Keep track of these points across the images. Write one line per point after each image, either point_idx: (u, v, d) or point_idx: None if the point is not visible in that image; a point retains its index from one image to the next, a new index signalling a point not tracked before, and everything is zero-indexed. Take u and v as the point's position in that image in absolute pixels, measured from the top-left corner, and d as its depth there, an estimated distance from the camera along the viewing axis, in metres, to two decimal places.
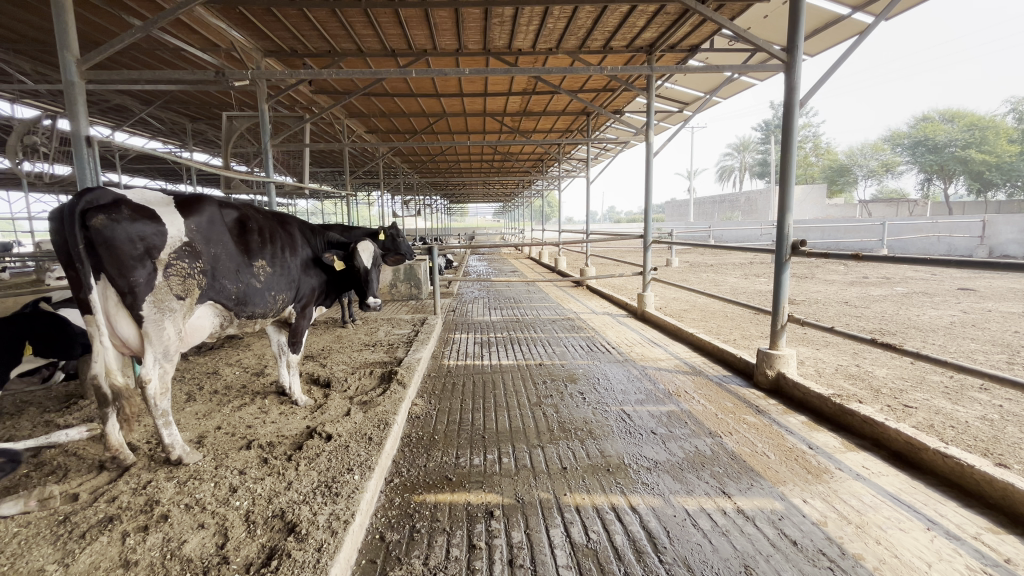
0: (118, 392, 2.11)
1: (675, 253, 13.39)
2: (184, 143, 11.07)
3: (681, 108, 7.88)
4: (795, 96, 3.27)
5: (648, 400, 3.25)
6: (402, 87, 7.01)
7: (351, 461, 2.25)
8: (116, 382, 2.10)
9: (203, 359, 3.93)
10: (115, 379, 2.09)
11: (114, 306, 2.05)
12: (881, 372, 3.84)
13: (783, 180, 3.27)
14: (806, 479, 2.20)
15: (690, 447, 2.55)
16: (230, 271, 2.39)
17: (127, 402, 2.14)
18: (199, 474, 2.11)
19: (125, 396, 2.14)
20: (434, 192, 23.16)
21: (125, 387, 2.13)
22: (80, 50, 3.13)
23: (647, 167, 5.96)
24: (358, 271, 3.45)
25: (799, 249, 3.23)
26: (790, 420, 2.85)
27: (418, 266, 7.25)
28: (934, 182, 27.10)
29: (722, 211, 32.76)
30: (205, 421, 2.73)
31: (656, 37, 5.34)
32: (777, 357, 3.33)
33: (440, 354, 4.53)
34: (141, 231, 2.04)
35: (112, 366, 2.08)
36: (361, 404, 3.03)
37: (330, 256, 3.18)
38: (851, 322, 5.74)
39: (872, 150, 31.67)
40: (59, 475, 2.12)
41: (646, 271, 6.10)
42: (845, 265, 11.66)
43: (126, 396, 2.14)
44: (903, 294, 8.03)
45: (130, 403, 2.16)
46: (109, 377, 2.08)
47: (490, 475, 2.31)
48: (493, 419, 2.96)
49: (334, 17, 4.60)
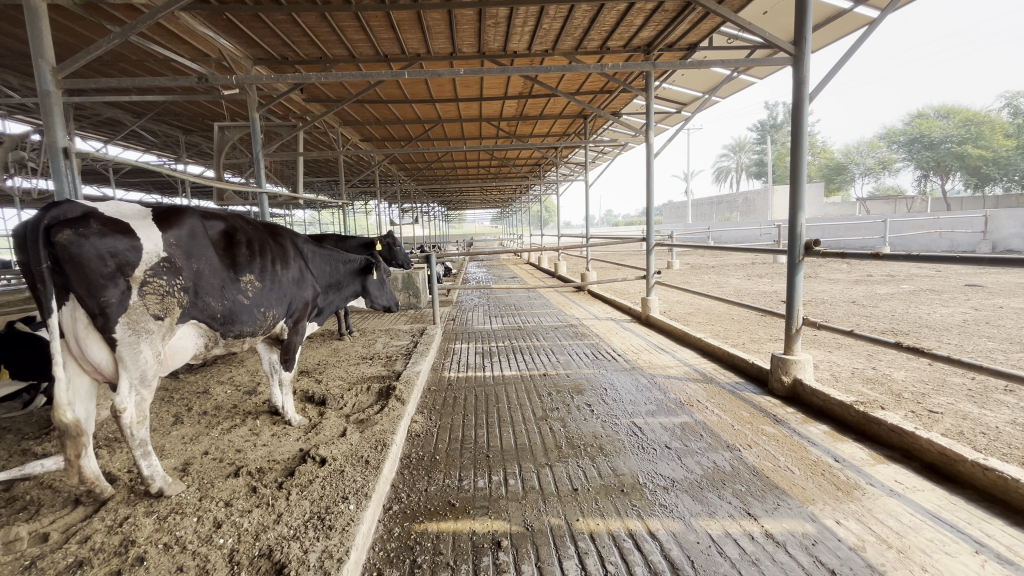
0: (65, 428, 1.87)
1: (676, 255, 13.26)
2: (178, 156, 10.96)
3: (680, 108, 7.80)
4: (804, 90, 3.13)
5: (659, 411, 3.10)
6: (395, 93, 6.91)
7: (346, 488, 2.09)
8: (65, 418, 1.87)
9: (194, 377, 3.78)
10: (65, 415, 1.87)
11: (84, 329, 1.89)
12: (900, 375, 3.69)
13: (793, 178, 3.16)
14: (837, 497, 2.04)
15: (708, 462, 2.40)
16: (215, 287, 2.24)
17: (72, 442, 1.90)
18: (182, 508, 1.95)
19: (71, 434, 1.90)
20: (431, 199, 23.14)
21: (72, 424, 1.89)
22: (55, 58, 3.01)
23: (648, 169, 5.83)
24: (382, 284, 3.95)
25: (812, 250, 3.08)
26: (811, 430, 2.70)
27: (417, 273, 7.02)
28: (932, 178, 27.12)
29: (720, 212, 32.73)
30: (192, 446, 2.58)
31: (654, 36, 5.24)
32: (792, 363, 3.18)
33: (440, 366, 4.37)
34: (113, 246, 1.89)
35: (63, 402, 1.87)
36: (357, 422, 2.87)
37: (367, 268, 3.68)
38: (862, 322, 5.59)
39: (868, 148, 31.69)
40: (30, 512, 1.96)
41: (650, 275, 5.95)
42: (848, 263, 11.54)
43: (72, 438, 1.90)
44: (911, 291, 7.89)
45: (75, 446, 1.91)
46: (57, 413, 1.85)
47: (497, 499, 2.15)
48: (498, 436, 2.80)
49: (324, 21, 4.48)
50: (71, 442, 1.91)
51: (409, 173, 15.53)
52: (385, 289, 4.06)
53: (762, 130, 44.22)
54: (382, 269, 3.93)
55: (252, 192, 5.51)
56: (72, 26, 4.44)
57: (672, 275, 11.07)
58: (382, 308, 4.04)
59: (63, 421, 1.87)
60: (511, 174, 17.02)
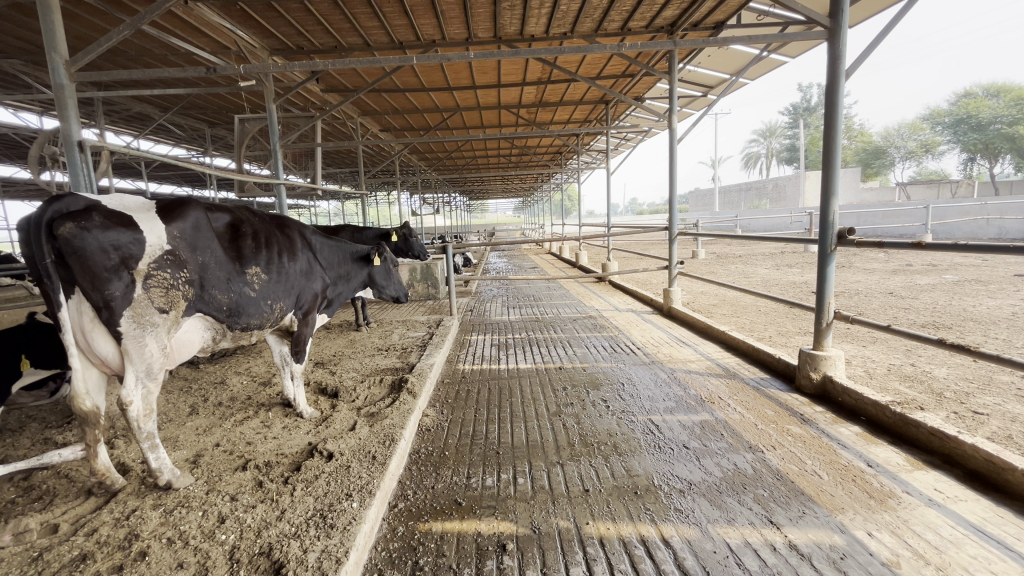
0: (85, 416, 1.93)
1: (702, 244, 12.91)
2: (204, 149, 11.18)
3: (705, 92, 7.49)
4: (841, 65, 2.89)
5: (678, 409, 2.97)
6: (412, 81, 6.83)
7: (350, 485, 2.05)
8: (84, 406, 1.93)
9: (214, 367, 3.83)
10: (83, 403, 1.92)
11: (90, 322, 1.88)
12: (941, 372, 3.45)
13: (826, 161, 2.95)
14: (869, 506, 1.89)
15: (729, 464, 2.27)
16: (220, 280, 2.22)
17: (91, 429, 1.96)
18: (188, 501, 1.95)
19: (91, 421, 1.96)
20: (453, 189, 23.18)
21: (91, 412, 1.94)
22: (68, 52, 3.05)
23: (672, 155, 5.60)
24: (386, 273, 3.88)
25: (846, 239, 2.88)
26: (842, 431, 2.54)
27: (435, 265, 7.00)
28: (978, 162, 25.63)
29: (749, 199, 31.75)
30: (205, 437, 2.59)
31: (678, 15, 5.00)
32: (822, 359, 3.00)
33: (455, 358, 4.32)
34: (115, 239, 1.87)
35: (81, 391, 1.92)
36: (368, 416, 2.84)
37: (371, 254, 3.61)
38: (900, 315, 5.29)
39: (909, 130, 30.10)
40: (44, 502, 1.99)
41: (672, 266, 5.75)
42: (886, 252, 11.00)
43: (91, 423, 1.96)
44: (953, 282, 7.46)
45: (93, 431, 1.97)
46: (76, 401, 1.91)
47: (504, 500, 2.08)
48: (509, 433, 2.72)
49: (337, 9, 4.42)
50: (89, 429, 1.96)
51: (429, 163, 15.50)
52: (392, 279, 4.01)
53: (794, 113, 42.48)
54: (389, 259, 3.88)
55: (271, 184, 5.54)
56: (95, 21, 4.51)
57: (697, 264, 10.76)
58: (389, 299, 4.00)
59: (83, 410, 1.93)
60: (532, 163, 16.84)
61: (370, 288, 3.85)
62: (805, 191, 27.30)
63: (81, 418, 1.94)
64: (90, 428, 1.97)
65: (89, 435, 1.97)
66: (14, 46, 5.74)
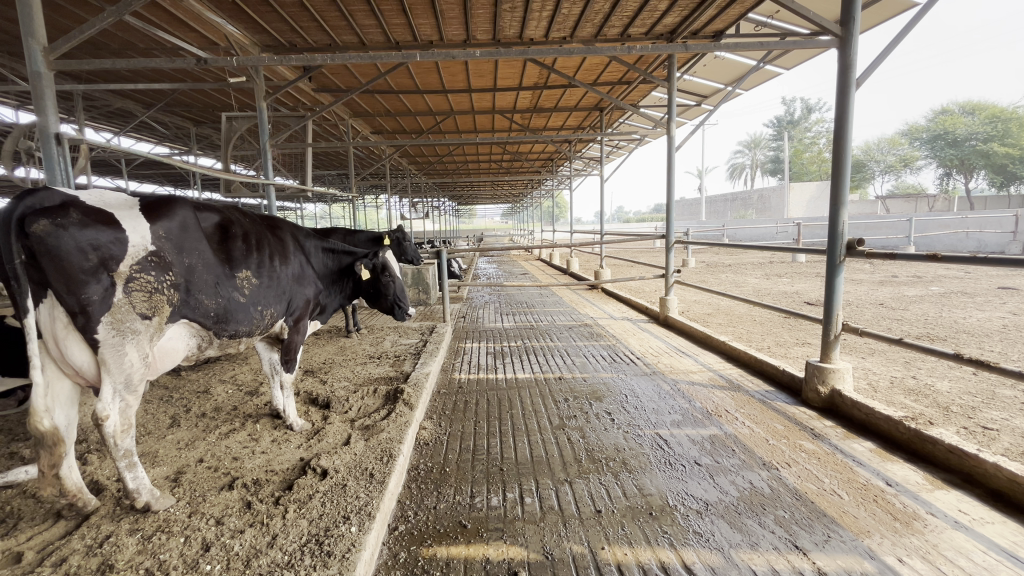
0: (41, 437, 1.70)
1: (692, 253, 12.97)
2: (188, 147, 10.89)
3: (700, 101, 7.53)
4: (851, 75, 2.88)
5: (685, 422, 2.88)
6: (407, 83, 6.73)
7: (348, 506, 1.91)
8: (41, 425, 1.70)
9: (196, 375, 3.64)
10: (39, 422, 1.70)
11: (63, 329, 1.71)
12: (944, 386, 3.41)
13: (836, 170, 2.93)
14: (895, 529, 1.82)
15: (744, 483, 2.18)
16: (208, 284, 2.07)
17: (47, 451, 1.72)
18: (169, 526, 1.79)
19: (47, 444, 1.72)
20: (442, 194, 23.07)
21: (50, 431, 1.71)
22: (47, 38, 2.87)
23: (670, 162, 5.57)
24: (381, 286, 3.58)
25: (855, 249, 2.84)
26: (855, 447, 2.47)
27: (427, 269, 6.87)
28: (954, 177, 26.36)
29: (735, 209, 32.21)
30: (187, 452, 2.42)
31: (678, 22, 4.98)
32: (830, 372, 2.94)
33: (450, 367, 4.18)
34: (94, 238, 1.71)
35: (39, 407, 1.70)
36: (362, 429, 2.70)
37: (358, 266, 3.28)
38: (894, 326, 5.30)
39: (888, 145, 30.88)
40: (8, 525, 1.81)
41: (668, 274, 5.69)
42: (871, 264, 11.17)
43: (51, 446, 1.73)
44: (940, 294, 7.56)
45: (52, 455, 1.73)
46: (33, 419, 1.69)
47: (512, 522, 1.96)
48: (511, 447, 2.60)
49: (333, 5, 4.27)
50: (46, 451, 1.72)
51: (420, 167, 15.33)
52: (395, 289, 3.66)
53: (778, 126, 43.34)
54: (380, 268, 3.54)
55: (259, 184, 5.35)
56: (77, 11, 4.31)
57: (688, 273, 10.80)
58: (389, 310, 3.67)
59: (39, 429, 1.70)
60: (523, 169, 16.83)
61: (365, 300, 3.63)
62: (790, 202, 27.74)
63: (36, 439, 1.70)
64: (46, 452, 1.73)
65: (47, 458, 1.73)
66: None
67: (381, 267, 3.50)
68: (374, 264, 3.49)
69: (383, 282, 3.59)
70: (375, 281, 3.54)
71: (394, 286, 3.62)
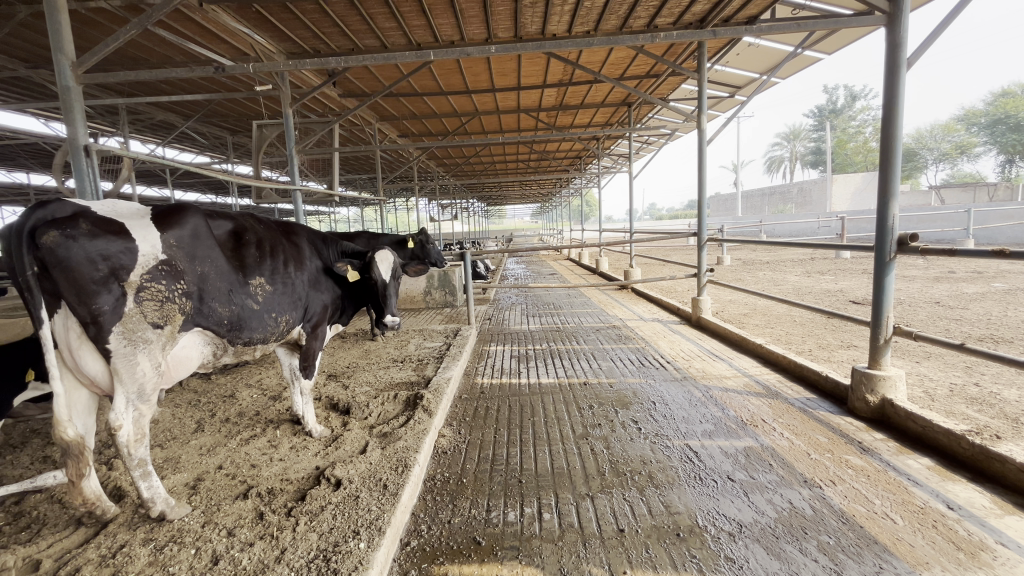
0: (65, 446, 1.77)
1: (727, 250, 12.51)
2: (226, 156, 11.29)
3: (733, 92, 7.22)
4: (901, 54, 2.64)
5: (717, 432, 2.70)
6: (430, 85, 6.72)
7: (358, 520, 1.85)
8: (65, 435, 1.77)
9: (225, 379, 3.70)
10: (63, 432, 1.76)
11: (77, 339, 1.73)
12: (1012, 395, 3.08)
13: (885, 159, 2.69)
14: (958, 561, 1.61)
15: (783, 502, 2.00)
16: (220, 292, 2.05)
17: (73, 461, 1.79)
18: (181, 536, 1.77)
19: (72, 452, 1.79)
20: (471, 195, 23.18)
21: (74, 441, 1.78)
22: (75, 53, 2.97)
23: (701, 156, 5.33)
24: (372, 289, 3.08)
25: (908, 245, 2.59)
26: (910, 463, 2.25)
27: (453, 272, 6.84)
28: (1018, 164, 24.46)
29: (773, 204, 31.01)
30: (208, 459, 2.43)
31: (708, 9, 4.74)
32: (881, 380, 2.69)
33: (473, 371, 4.11)
34: (104, 248, 1.72)
35: (62, 418, 1.76)
36: (380, 436, 2.65)
37: (337, 264, 2.84)
38: (952, 328, 4.88)
39: (942, 132, 28.97)
40: (32, 532, 1.84)
41: (701, 273, 5.44)
42: (925, 259, 10.44)
43: (75, 455, 1.80)
44: (1004, 291, 6.96)
45: (78, 463, 1.80)
46: (57, 429, 1.75)
47: (528, 540, 1.85)
48: (531, 458, 2.50)
49: (353, 9, 4.28)
50: (72, 460, 1.79)
51: (448, 169, 15.41)
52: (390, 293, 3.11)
53: (820, 115, 41.44)
54: (368, 267, 3.05)
55: (287, 190, 5.42)
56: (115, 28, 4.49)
57: (724, 271, 10.39)
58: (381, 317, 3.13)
59: (64, 439, 1.77)
60: (551, 168, 16.68)
61: (357, 305, 3.15)
62: (833, 195, 26.43)
63: (62, 448, 1.78)
64: (73, 461, 1.80)
65: (73, 467, 1.80)
66: (41, 57, 5.82)
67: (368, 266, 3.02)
68: (363, 263, 3.02)
69: (374, 284, 3.08)
70: (366, 283, 3.07)
71: (385, 289, 3.07)
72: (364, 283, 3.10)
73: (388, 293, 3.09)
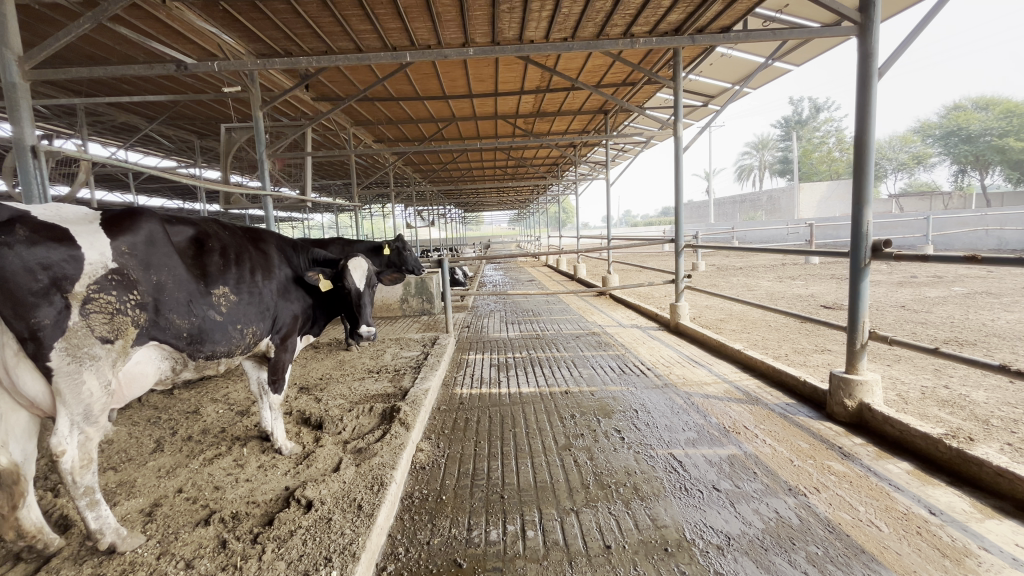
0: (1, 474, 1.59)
1: (702, 256, 12.73)
2: (193, 160, 10.90)
3: (707, 101, 7.36)
4: (872, 64, 2.70)
5: (701, 440, 2.67)
6: (406, 89, 6.63)
7: (330, 545, 1.73)
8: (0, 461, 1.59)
9: (188, 394, 3.50)
10: None
11: (12, 356, 1.56)
12: (980, 396, 3.16)
13: (858, 167, 2.74)
14: (945, 568, 1.60)
15: (769, 512, 1.97)
16: (180, 303, 1.92)
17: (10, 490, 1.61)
18: (132, 570, 1.62)
19: (9, 481, 1.62)
20: (448, 201, 23.06)
21: (11, 467, 1.61)
22: (22, 48, 2.80)
23: (677, 163, 5.39)
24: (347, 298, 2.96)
25: (881, 251, 2.63)
26: (890, 468, 2.26)
27: (430, 279, 6.72)
28: (969, 173, 25.73)
29: (743, 211, 31.85)
30: (166, 482, 2.26)
31: (683, 19, 4.81)
32: (858, 385, 2.72)
33: (451, 381, 4.00)
34: (45, 256, 1.58)
35: None
36: (354, 453, 2.52)
37: (308, 273, 2.72)
38: (919, 331, 5.02)
39: (900, 143, 30.31)
40: None
41: (679, 279, 5.47)
42: (888, 264, 10.81)
43: (12, 483, 1.62)
44: (963, 294, 7.25)
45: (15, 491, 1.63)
46: None
47: (512, 560, 1.77)
48: (512, 471, 2.42)
49: (326, 10, 4.18)
50: (9, 489, 1.62)
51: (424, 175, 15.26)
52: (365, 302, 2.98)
53: (786, 126, 42.90)
54: (341, 275, 2.91)
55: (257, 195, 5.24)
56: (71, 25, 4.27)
57: (699, 277, 10.55)
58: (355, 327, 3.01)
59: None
60: (529, 175, 16.73)
61: (331, 314, 3.03)
62: (801, 203, 27.28)
63: None
64: (8, 491, 1.63)
65: (11, 496, 1.63)
66: None
67: (341, 275, 2.89)
68: (336, 272, 2.88)
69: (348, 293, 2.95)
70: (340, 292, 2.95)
71: (359, 298, 2.94)
72: (338, 293, 2.98)
73: (362, 302, 2.96)
